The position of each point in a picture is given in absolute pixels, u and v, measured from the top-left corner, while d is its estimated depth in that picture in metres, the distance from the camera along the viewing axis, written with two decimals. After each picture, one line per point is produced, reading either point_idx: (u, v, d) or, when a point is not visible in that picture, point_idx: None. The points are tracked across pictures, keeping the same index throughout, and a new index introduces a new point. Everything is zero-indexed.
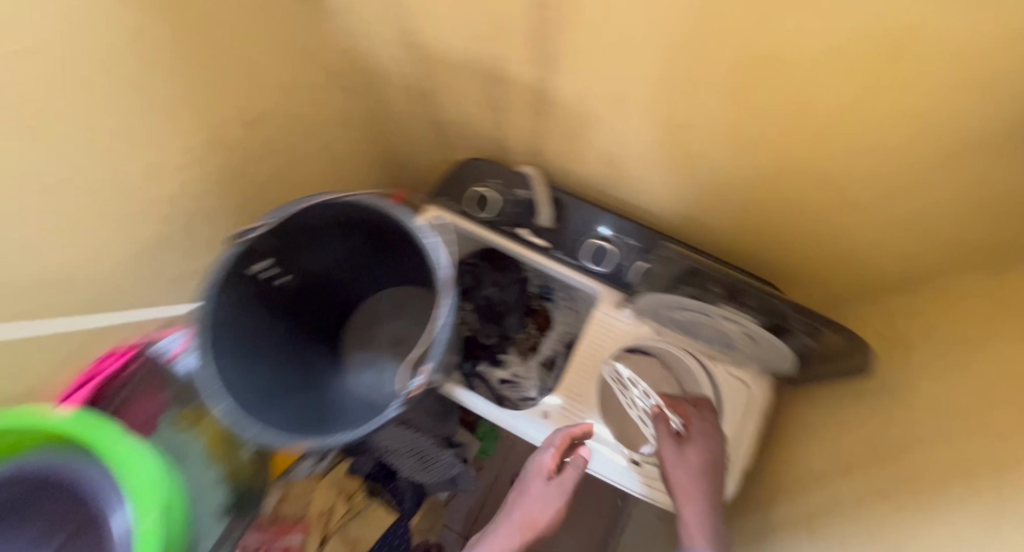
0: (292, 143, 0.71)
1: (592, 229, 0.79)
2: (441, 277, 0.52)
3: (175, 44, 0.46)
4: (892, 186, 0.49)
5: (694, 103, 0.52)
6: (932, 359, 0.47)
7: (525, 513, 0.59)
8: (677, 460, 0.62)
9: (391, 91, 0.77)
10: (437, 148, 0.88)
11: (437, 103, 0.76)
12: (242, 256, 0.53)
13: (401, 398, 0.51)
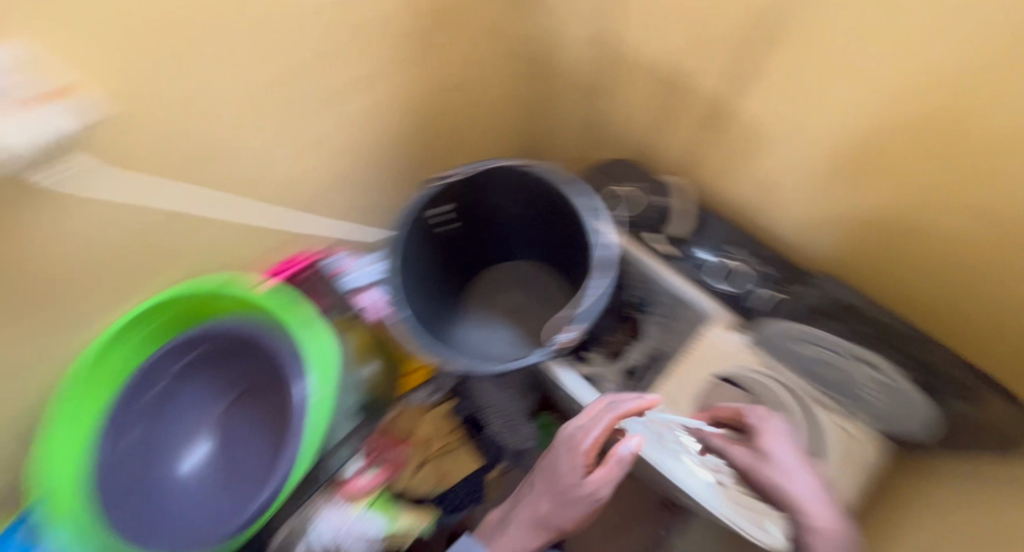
0: (461, 110, 0.82)
1: (726, 246, 0.77)
2: (604, 255, 0.58)
3: (402, 13, 0.58)
4: None
5: (866, 105, 0.48)
6: None
7: (555, 503, 0.59)
8: (753, 461, 0.61)
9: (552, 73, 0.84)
10: (581, 134, 0.93)
11: (590, 86, 0.80)
12: (429, 197, 0.63)
13: (549, 348, 0.54)
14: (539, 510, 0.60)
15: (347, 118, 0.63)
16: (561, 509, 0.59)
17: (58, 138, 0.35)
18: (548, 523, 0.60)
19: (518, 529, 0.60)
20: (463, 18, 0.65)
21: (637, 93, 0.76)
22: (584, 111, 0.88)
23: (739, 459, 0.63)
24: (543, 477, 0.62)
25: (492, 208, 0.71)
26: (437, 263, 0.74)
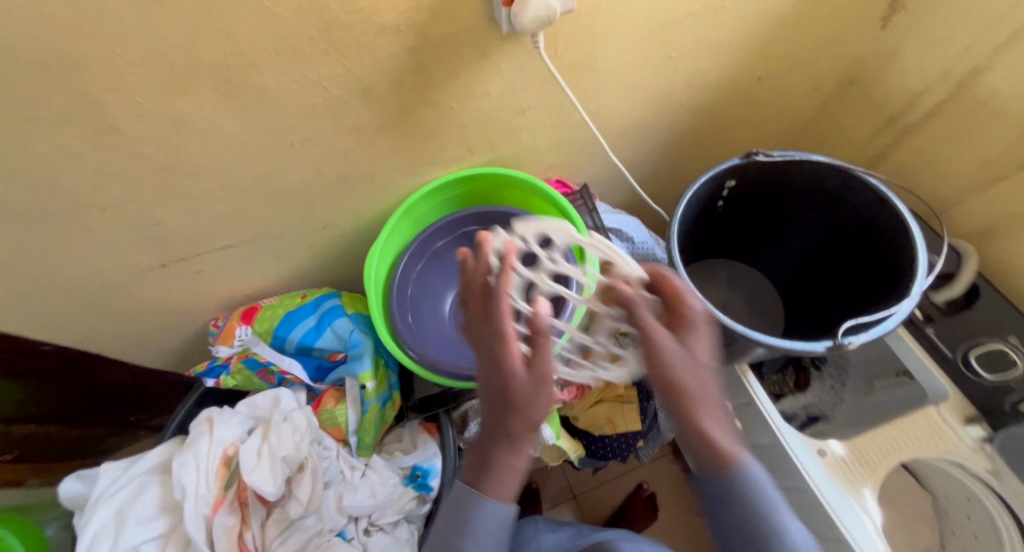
0: (768, 104, 0.81)
1: (1010, 336, 0.68)
2: (914, 283, 0.52)
3: None
4: None
5: None
6: None
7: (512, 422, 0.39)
8: (685, 364, 0.35)
9: (875, 95, 0.79)
10: (868, 162, 0.86)
11: (914, 126, 0.75)
12: (735, 168, 0.62)
13: (834, 345, 0.51)
14: (501, 430, 0.40)
15: (680, 76, 0.66)
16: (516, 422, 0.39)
17: (541, 23, 0.41)
18: (529, 438, 0.41)
19: (506, 456, 0.41)
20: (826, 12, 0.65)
21: (962, 137, 0.69)
22: (877, 144, 0.82)
23: (671, 361, 0.34)
24: (486, 391, 0.40)
25: (770, 202, 0.69)
26: (698, 240, 0.75)
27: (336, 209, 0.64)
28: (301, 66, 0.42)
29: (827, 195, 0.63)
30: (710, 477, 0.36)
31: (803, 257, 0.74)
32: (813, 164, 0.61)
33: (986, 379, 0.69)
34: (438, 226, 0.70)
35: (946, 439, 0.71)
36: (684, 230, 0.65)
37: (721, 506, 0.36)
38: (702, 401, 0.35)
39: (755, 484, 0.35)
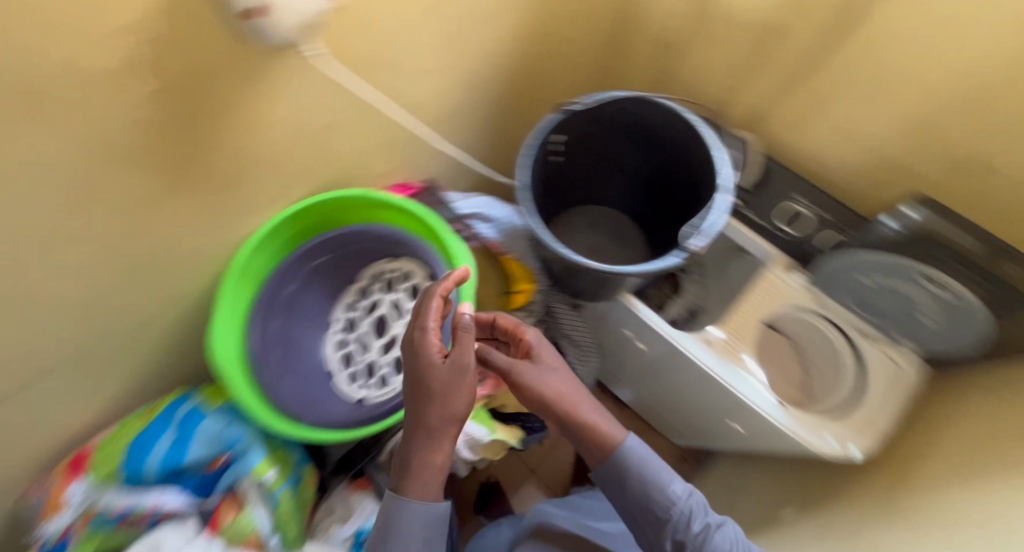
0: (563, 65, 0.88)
1: (793, 195, 0.85)
2: (722, 179, 0.60)
3: None
4: None
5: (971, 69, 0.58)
6: None
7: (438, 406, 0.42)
8: (550, 374, 0.51)
9: (645, 34, 0.90)
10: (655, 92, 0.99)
11: (681, 53, 0.88)
12: (559, 124, 0.65)
13: (686, 248, 0.58)
14: (425, 428, 0.42)
15: (484, 45, 0.67)
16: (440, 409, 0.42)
17: (308, 18, 0.37)
18: (450, 434, 0.44)
19: (426, 453, 0.43)
20: None
21: (718, 53, 0.83)
22: (658, 76, 0.95)
23: (538, 375, 0.50)
24: (408, 391, 0.45)
25: (592, 145, 0.74)
26: (546, 196, 0.78)
27: (154, 292, 0.53)
28: (59, 143, 0.33)
29: (635, 125, 0.70)
30: (596, 454, 0.49)
31: (633, 184, 0.81)
32: (619, 102, 0.66)
33: (790, 232, 0.86)
34: (281, 272, 0.62)
35: (783, 290, 0.88)
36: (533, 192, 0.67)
37: (615, 486, 0.49)
38: (572, 396, 0.50)
39: (634, 457, 0.48)
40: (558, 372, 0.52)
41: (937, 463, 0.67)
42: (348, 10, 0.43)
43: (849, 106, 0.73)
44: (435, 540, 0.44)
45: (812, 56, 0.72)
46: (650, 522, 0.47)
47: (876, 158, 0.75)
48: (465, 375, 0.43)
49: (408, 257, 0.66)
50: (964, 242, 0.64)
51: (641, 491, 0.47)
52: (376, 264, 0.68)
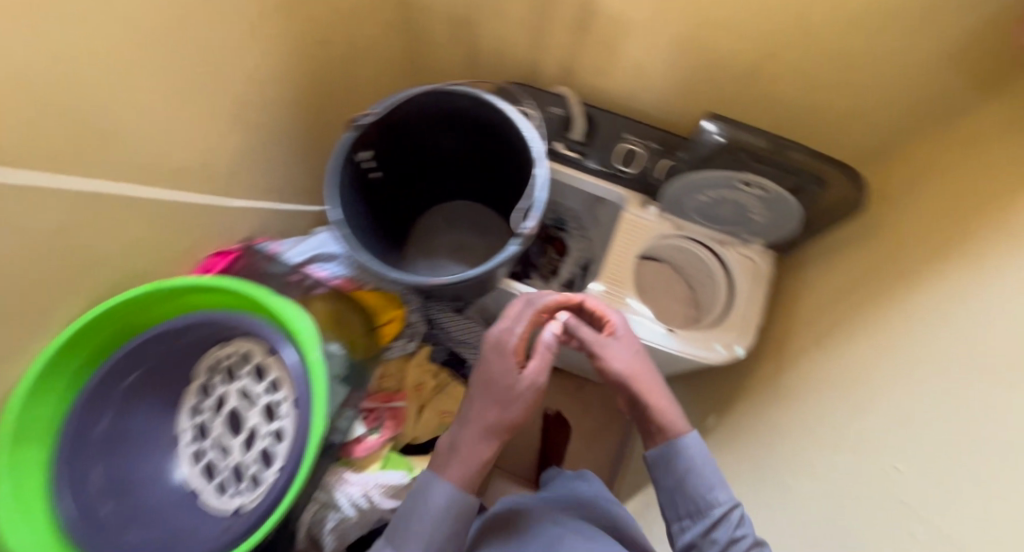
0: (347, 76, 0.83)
1: (625, 134, 0.87)
2: (535, 150, 0.59)
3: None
4: (886, 49, 0.61)
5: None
6: (946, 227, 0.58)
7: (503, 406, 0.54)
8: (633, 360, 0.62)
9: (432, 18, 0.86)
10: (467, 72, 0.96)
11: (474, 28, 0.85)
12: (357, 142, 0.60)
13: (520, 235, 0.57)
14: (489, 422, 0.54)
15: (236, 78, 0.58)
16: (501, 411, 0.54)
17: None
18: (503, 434, 0.55)
19: (472, 447, 0.54)
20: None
21: (508, 23, 0.82)
22: (464, 57, 0.92)
23: (615, 362, 0.62)
24: (479, 388, 0.56)
25: (407, 145, 0.69)
26: (380, 212, 0.73)
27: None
28: None
29: (441, 115, 0.66)
30: (656, 434, 0.61)
31: (468, 171, 0.78)
32: (414, 100, 0.61)
33: (628, 170, 0.91)
34: (77, 414, 0.50)
35: (644, 225, 0.92)
36: (354, 221, 0.61)
37: (671, 473, 0.59)
38: (647, 384, 0.61)
39: (691, 450, 0.58)
40: (639, 359, 0.63)
41: (810, 340, 0.77)
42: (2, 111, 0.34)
43: (637, 48, 0.76)
44: (460, 528, 0.54)
45: (588, 11, 0.73)
46: (688, 506, 0.58)
47: (677, 88, 0.80)
48: (527, 393, 0.54)
49: (235, 338, 0.56)
50: (767, 141, 0.67)
51: (690, 477, 0.57)
52: (206, 357, 0.57)
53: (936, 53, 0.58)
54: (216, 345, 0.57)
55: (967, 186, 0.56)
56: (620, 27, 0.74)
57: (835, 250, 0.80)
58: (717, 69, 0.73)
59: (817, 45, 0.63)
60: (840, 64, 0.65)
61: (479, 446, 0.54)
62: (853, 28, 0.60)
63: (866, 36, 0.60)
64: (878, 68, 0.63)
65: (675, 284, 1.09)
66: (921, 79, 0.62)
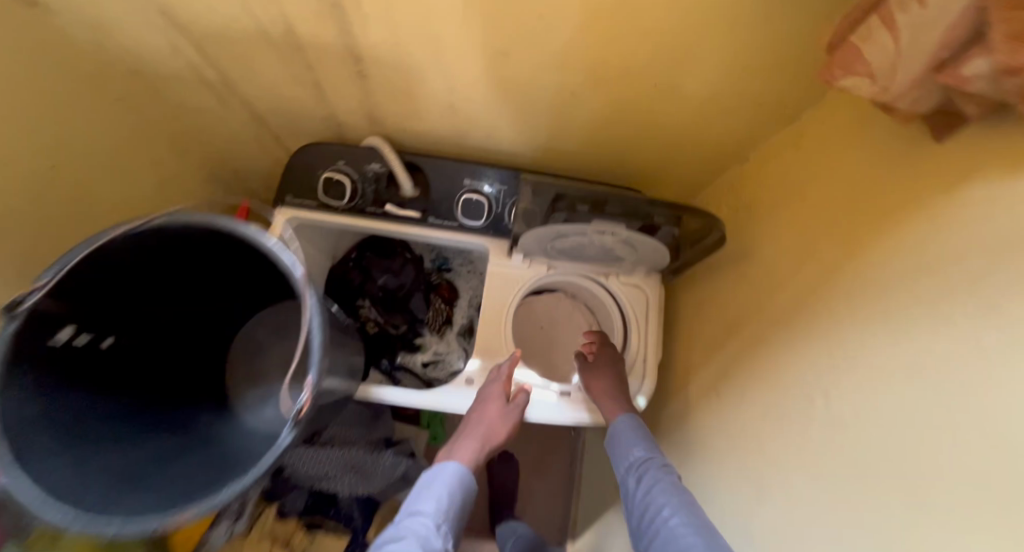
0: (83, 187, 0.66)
1: (465, 180, 0.75)
2: (297, 279, 0.45)
3: None
4: (695, 69, 0.53)
5: (499, 40, 0.51)
6: (801, 262, 0.53)
7: (494, 417, 0.70)
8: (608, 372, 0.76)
9: (190, 95, 0.69)
10: (267, 137, 0.81)
11: (247, 99, 0.69)
12: (33, 324, 0.41)
13: (292, 419, 0.42)
14: (484, 433, 0.69)
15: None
16: (492, 427, 0.69)
17: None
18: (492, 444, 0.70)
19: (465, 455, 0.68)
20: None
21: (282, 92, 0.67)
22: (253, 125, 0.77)
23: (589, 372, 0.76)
24: (477, 413, 0.71)
25: (140, 283, 0.50)
26: (136, 372, 0.54)
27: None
28: None
29: (162, 244, 0.48)
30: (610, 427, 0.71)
31: (260, 283, 0.60)
32: (117, 239, 0.43)
33: (479, 223, 0.76)
34: None
35: (514, 275, 0.80)
36: (60, 439, 0.42)
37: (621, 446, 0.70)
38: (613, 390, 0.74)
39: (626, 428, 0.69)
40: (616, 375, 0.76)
41: (698, 377, 0.72)
42: None
43: (437, 100, 0.64)
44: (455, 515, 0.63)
45: (364, 71, 0.59)
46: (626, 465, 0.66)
47: (500, 130, 0.69)
48: (514, 415, 0.71)
49: None
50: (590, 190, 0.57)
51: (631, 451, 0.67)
52: None
53: (748, 68, 0.51)
54: None
55: (823, 218, 0.51)
56: (409, 84, 0.61)
57: (709, 271, 0.74)
58: (535, 104, 0.63)
59: (627, 74, 0.55)
60: (664, 90, 0.57)
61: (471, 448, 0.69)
62: (654, 55, 0.51)
63: (671, 61, 0.52)
64: (696, 86, 0.55)
65: (569, 317, 0.97)
66: (746, 92, 0.55)
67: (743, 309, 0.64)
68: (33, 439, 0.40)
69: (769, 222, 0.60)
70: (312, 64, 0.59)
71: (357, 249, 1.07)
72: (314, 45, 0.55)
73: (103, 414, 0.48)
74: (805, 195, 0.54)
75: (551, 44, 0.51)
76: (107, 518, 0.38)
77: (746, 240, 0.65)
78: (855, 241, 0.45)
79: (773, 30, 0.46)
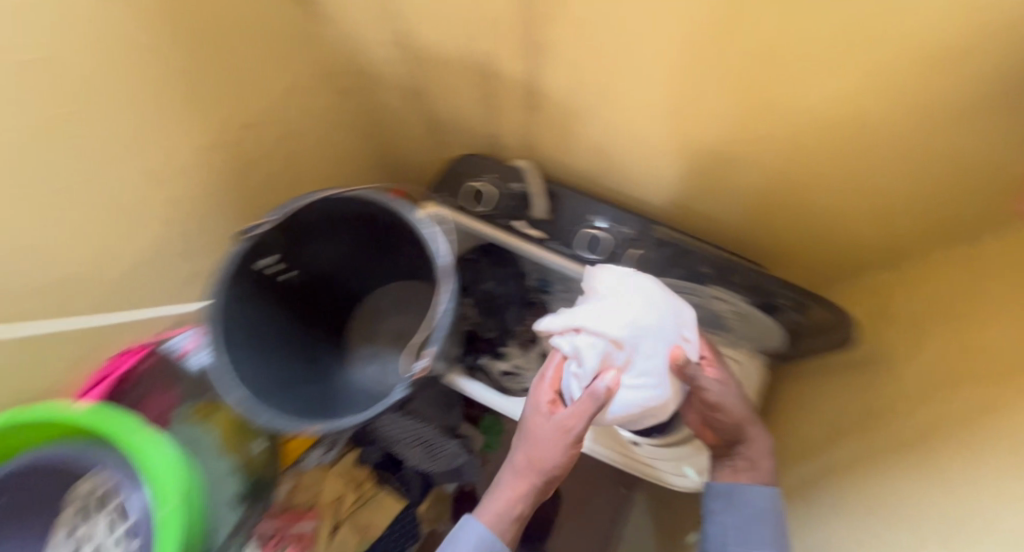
0: (297, 151, 0.81)
1: (591, 217, 0.79)
2: (441, 264, 0.53)
3: (170, 68, 0.55)
4: (866, 154, 0.51)
5: (665, 97, 0.55)
6: (950, 383, 0.47)
7: (531, 444, 0.54)
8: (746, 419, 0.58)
9: (388, 96, 0.83)
10: (432, 141, 0.92)
11: (430, 106, 0.81)
12: (252, 250, 0.55)
13: (408, 379, 0.51)
14: (520, 462, 0.55)
15: (127, 169, 0.55)
16: (533, 455, 0.54)
17: None
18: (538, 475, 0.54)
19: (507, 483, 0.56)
20: (246, 79, 0.65)
21: (458, 105, 0.77)
22: (425, 129, 0.89)
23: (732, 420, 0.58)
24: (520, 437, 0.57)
25: (326, 235, 0.63)
26: (300, 302, 0.67)
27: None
28: None
29: (348, 213, 0.61)
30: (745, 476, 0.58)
31: (401, 258, 0.71)
32: (324, 204, 0.58)
33: (594, 257, 0.78)
34: None
35: None
36: (241, 340, 0.56)
37: (732, 509, 0.56)
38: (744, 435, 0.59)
39: (765, 513, 0.54)
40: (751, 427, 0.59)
41: (802, 475, 0.65)
42: None
43: (592, 135, 0.68)
44: None
45: (531, 95, 0.66)
46: (736, 542, 0.54)
47: (641, 175, 0.72)
48: (558, 432, 0.53)
49: (82, 479, 0.50)
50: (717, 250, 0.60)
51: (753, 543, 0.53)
52: (86, 483, 0.50)
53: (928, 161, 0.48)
54: (77, 478, 0.51)
55: (986, 338, 0.45)
56: (571, 115, 0.66)
57: (842, 369, 0.67)
58: (686, 161, 0.65)
59: (787, 148, 0.55)
60: (825, 168, 0.55)
61: (512, 481, 0.55)
62: (816, 132, 0.51)
63: (841, 142, 0.51)
64: (864, 172, 0.53)
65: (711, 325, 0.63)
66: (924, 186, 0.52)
67: (867, 419, 0.58)
68: (225, 334, 0.54)
69: (917, 337, 0.55)
70: (499, 85, 0.67)
71: (476, 253, 1.16)
72: (494, 70, 0.64)
73: (273, 325, 0.63)
74: (976, 310, 0.48)
75: (718, 105, 0.53)
76: (264, 408, 0.52)
77: (900, 346, 0.58)
78: (1005, 371, 0.40)
79: (971, 121, 0.43)
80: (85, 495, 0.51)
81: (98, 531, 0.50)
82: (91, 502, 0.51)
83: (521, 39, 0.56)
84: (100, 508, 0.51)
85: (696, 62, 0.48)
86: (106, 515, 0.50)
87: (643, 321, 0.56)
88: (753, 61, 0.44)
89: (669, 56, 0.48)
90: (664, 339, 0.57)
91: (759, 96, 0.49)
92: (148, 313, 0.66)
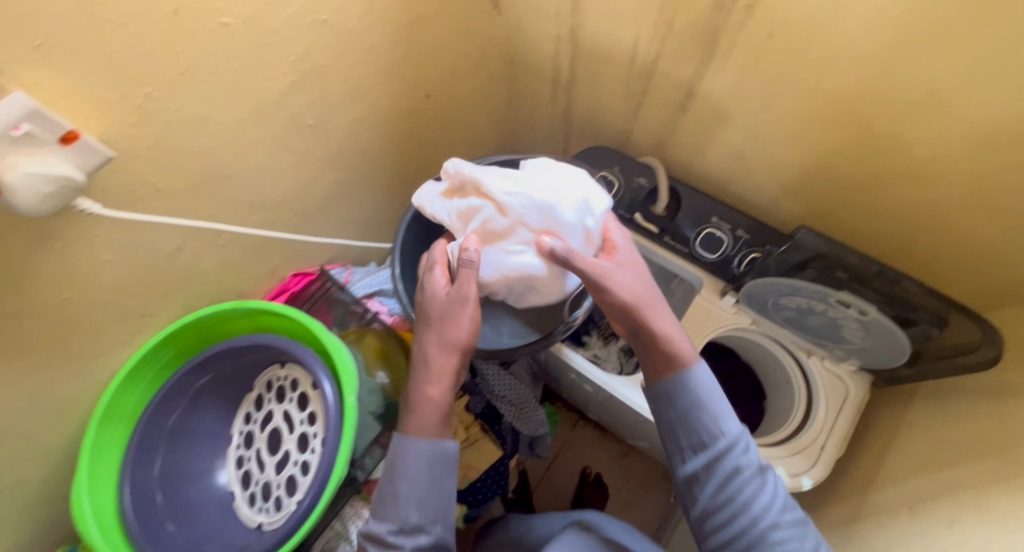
0: (449, 124, 0.90)
1: (712, 218, 0.82)
2: None
3: (392, 36, 0.63)
4: None
5: (833, 104, 0.58)
6: None
7: (429, 320, 0.50)
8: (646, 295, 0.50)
9: (536, 83, 0.90)
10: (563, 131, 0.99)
11: (574, 96, 0.87)
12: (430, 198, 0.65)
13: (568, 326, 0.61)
14: (429, 349, 0.49)
15: (343, 117, 0.65)
16: (434, 336, 0.49)
17: (74, 186, 0.36)
18: (453, 358, 0.48)
19: (425, 386, 0.48)
20: (436, 52, 0.73)
21: (604, 97, 0.83)
22: (560, 117, 0.95)
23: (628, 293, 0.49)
24: (420, 323, 0.51)
25: None
26: None
27: (11, 455, 0.49)
28: None
29: None
30: (662, 367, 0.49)
31: None
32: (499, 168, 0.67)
33: (711, 256, 0.82)
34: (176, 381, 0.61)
35: (716, 315, 0.82)
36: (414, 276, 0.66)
37: (676, 402, 0.47)
38: (649, 311, 0.50)
39: (699, 384, 0.47)
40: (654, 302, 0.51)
41: (899, 496, 0.66)
42: (146, 161, 0.44)
43: (737, 137, 0.72)
44: (445, 480, 0.45)
45: (688, 93, 0.70)
46: (690, 439, 0.46)
47: (777, 181, 0.75)
48: (462, 303, 0.49)
49: (281, 366, 0.62)
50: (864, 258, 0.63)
51: (701, 431, 0.45)
52: (283, 370, 0.62)
53: None
54: (275, 366, 0.62)
55: None
56: (722, 116, 0.70)
57: (959, 401, 0.67)
58: (833, 170, 0.67)
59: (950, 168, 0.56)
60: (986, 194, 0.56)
61: (434, 380, 0.47)
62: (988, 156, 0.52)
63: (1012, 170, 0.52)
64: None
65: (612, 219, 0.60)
66: None
67: (976, 444, 0.58)
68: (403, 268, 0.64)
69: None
70: (655, 81, 0.72)
71: None
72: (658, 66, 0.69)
73: None
74: None
75: (888, 116, 0.55)
76: None
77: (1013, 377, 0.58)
78: None
79: None
80: (275, 379, 0.63)
81: (280, 410, 0.61)
82: (281, 386, 0.62)
83: (702, 38, 0.61)
84: (284, 390, 0.62)
85: (884, 72, 0.51)
86: (287, 398, 0.61)
87: (532, 194, 0.54)
88: (959, 79, 0.47)
89: (855, 63, 0.52)
90: (556, 219, 0.54)
91: (946, 116, 0.51)
92: (321, 243, 0.76)
